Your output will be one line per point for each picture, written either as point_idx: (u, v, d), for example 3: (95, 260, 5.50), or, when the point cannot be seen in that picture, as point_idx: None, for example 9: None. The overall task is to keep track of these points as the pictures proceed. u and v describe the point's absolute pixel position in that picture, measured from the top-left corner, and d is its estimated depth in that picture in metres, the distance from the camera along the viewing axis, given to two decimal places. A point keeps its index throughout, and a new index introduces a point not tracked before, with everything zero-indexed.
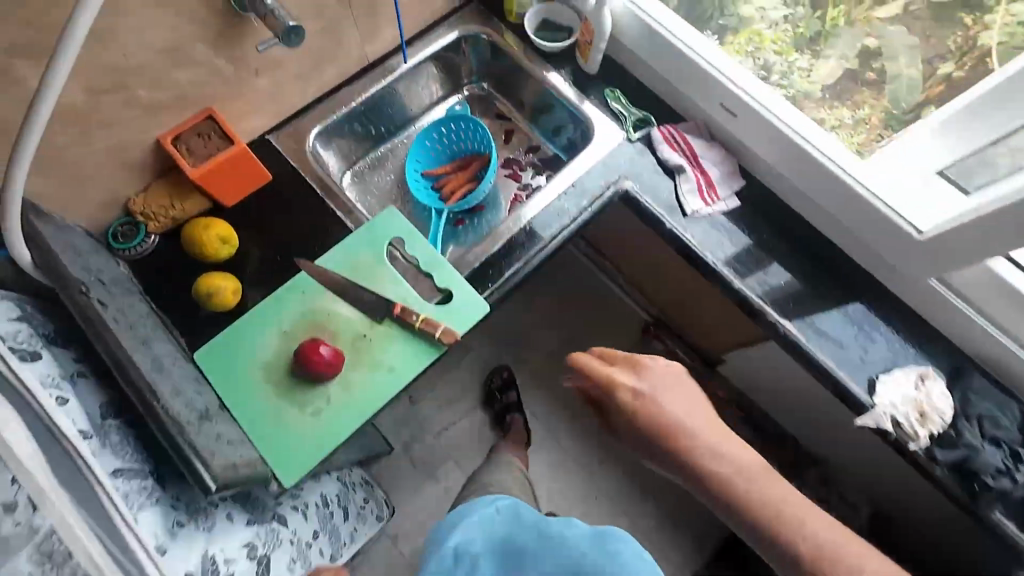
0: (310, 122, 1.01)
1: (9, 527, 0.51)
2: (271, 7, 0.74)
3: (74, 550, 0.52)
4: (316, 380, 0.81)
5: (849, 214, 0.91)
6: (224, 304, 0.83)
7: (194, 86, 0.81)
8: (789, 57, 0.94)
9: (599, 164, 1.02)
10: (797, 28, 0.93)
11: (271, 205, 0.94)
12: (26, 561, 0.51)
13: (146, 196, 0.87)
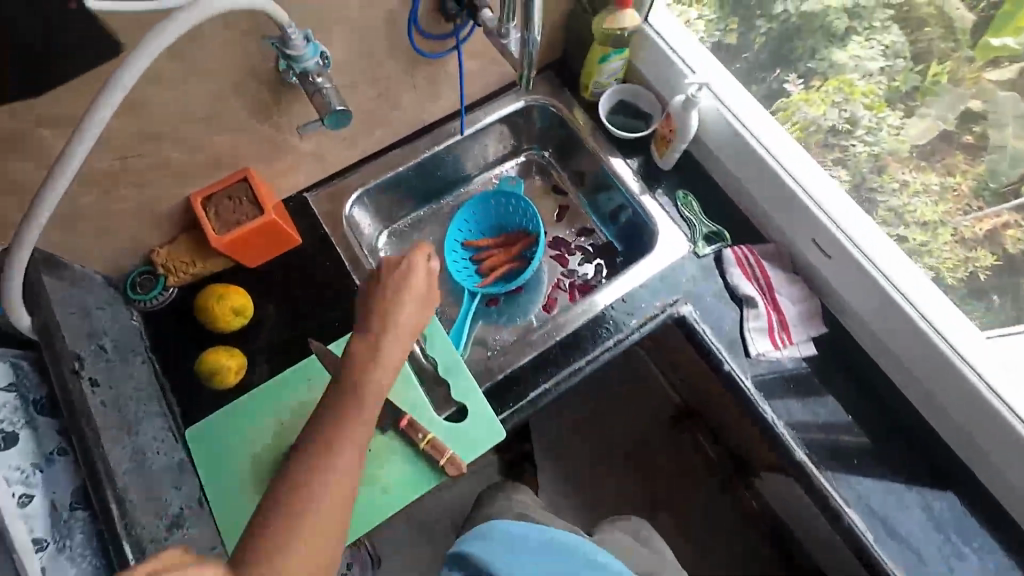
0: (351, 185, 0.94)
1: None
2: (321, 87, 0.66)
3: None
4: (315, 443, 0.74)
5: (952, 399, 0.76)
6: (225, 382, 0.78)
7: (233, 149, 0.76)
8: (877, 114, 0.78)
9: (656, 277, 0.90)
10: (892, 79, 0.75)
11: (296, 272, 0.88)
12: None
13: (169, 249, 0.82)
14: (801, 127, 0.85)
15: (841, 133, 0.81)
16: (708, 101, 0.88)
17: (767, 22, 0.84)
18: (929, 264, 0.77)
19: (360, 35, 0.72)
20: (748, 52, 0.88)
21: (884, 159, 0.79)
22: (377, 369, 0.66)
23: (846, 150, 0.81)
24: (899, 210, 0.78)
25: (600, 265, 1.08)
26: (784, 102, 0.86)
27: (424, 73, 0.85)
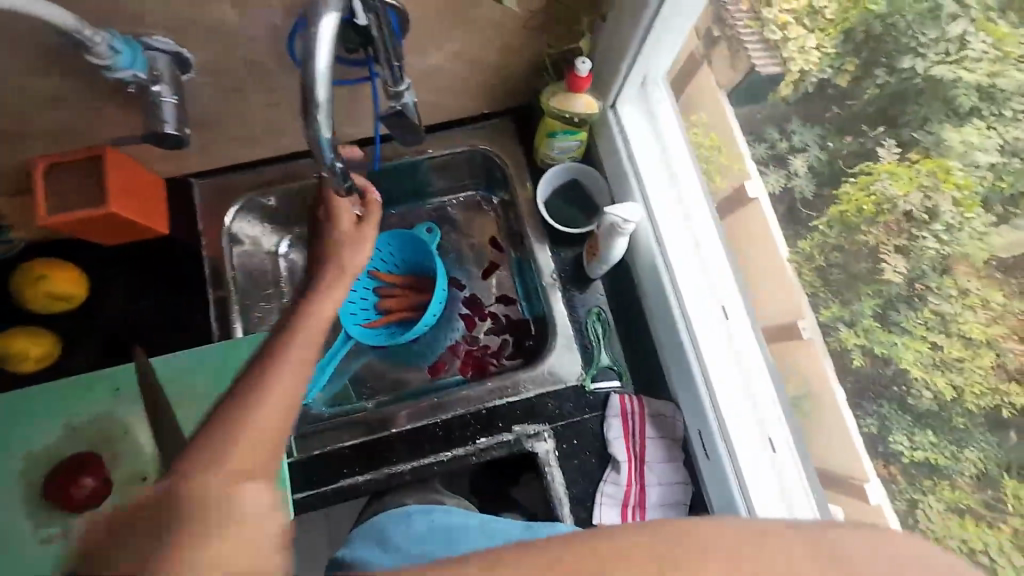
0: (243, 184, 0.84)
1: None
2: (159, 98, 0.58)
3: None
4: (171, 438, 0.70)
5: None
6: (29, 366, 0.73)
7: (87, 124, 0.67)
8: (963, 214, 0.64)
9: (526, 400, 0.78)
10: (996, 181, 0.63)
11: (149, 264, 0.80)
12: None
13: (17, 202, 0.75)
14: (873, 200, 0.68)
15: (914, 222, 0.66)
16: (643, 232, 0.78)
17: (887, 74, 0.67)
18: (953, 381, 0.63)
19: (238, 44, 0.60)
20: (852, 100, 0.69)
21: (952, 263, 0.64)
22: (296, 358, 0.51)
23: (914, 241, 0.65)
24: (946, 316, 0.64)
25: (507, 341, 0.95)
26: (868, 165, 0.68)
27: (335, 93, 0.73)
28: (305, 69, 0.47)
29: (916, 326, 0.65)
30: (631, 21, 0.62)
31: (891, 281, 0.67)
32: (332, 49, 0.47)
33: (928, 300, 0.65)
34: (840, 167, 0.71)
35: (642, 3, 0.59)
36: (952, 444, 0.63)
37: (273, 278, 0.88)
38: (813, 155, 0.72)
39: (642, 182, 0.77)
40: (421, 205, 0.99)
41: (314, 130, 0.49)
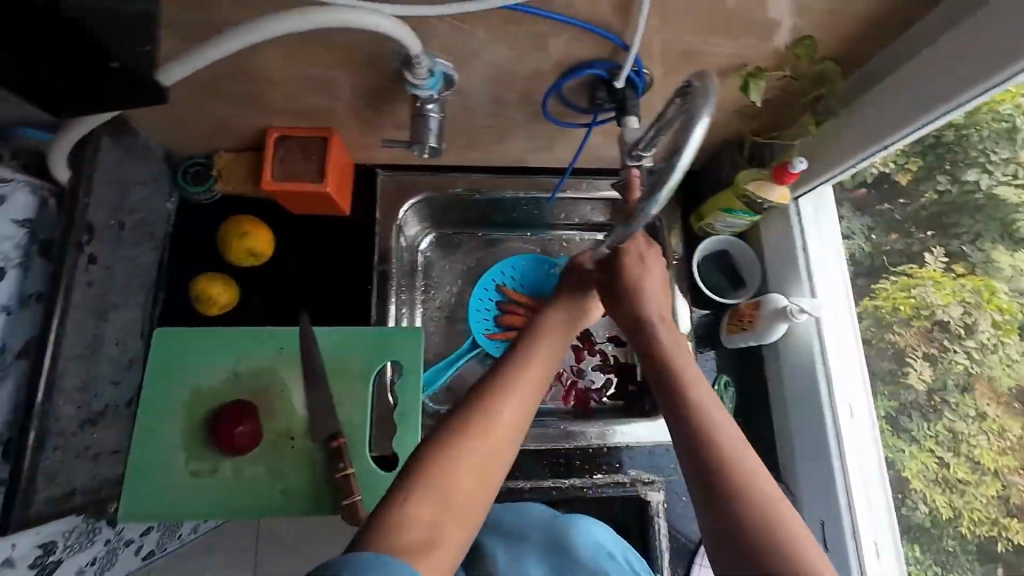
0: (421, 184, 0.90)
1: None
2: (428, 114, 0.62)
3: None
4: (322, 415, 0.75)
5: None
6: (212, 309, 0.79)
7: (328, 111, 0.73)
8: (1000, 336, 0.68)
9: (646, 448, 0.84)
10: None
11: (325, 238, 0.86)
12: None
13: (231, 158, 0.82)
14: (912, 302, 0.75)
15: (950, 334, 0.71)
16: (805, 327, 0.78)
17: (950, 183, 0.70)
18: (952, 501, 0.69)
19: (497, 79, 0.66)
20: (908, 199, 0.74)
21: (974, 383, 0.69)
22: (522, 387, 0.57)
23: (945, 353, 0.71)
24: (958, 435, 0.70)
25: (611, 380, 1.00)
26: (913, 268, 0.75)
27: (545, 129, 0.78)
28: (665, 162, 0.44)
29: (926, 437, 0.72)
30: (863, 138, 0.65)
31: (913, 387, 0.74)
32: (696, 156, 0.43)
33: (943, 415, 0.71)
34: (883, 263, 0.78)
35: (893, 127, 0.62)
36: (935, 562, 0.72)
37: (410, 271, 0.97)
38: (857, 244, 0.81)
39: (813, 278, 0.79)
40: (543, 234, 1.03)
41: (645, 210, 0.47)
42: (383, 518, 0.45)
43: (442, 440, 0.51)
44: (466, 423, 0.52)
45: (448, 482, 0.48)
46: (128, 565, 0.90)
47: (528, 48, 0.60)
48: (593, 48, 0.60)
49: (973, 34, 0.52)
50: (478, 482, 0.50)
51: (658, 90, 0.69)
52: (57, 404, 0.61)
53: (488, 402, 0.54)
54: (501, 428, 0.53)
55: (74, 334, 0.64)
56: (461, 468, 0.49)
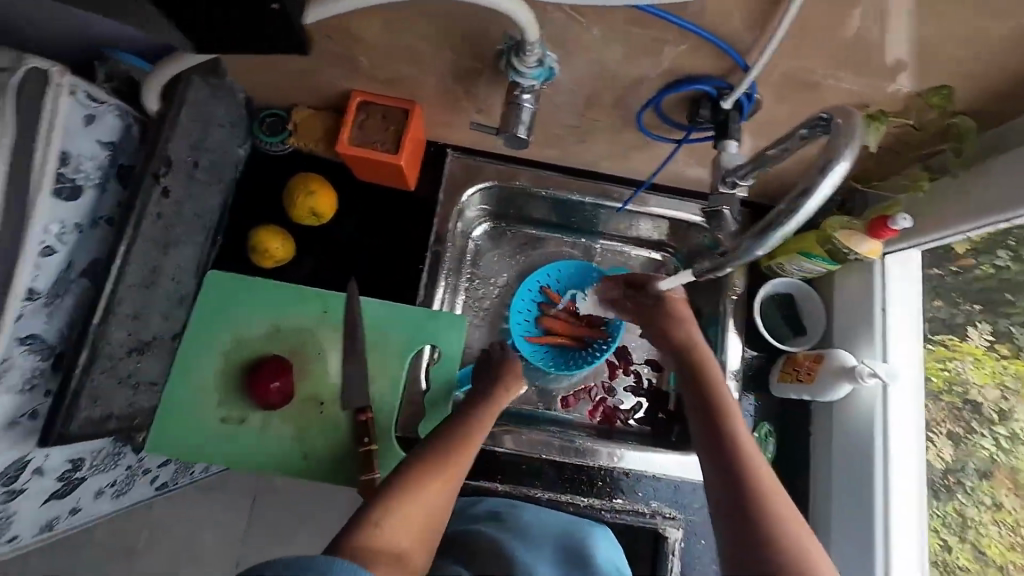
0: (490, 171, 0.89)
1: (35, 328, 0.61)
2: (522, 104, 0.60)
3: (37, 381, 0.62)
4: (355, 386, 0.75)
5: None
6: (265, 260, 0.79)
7: (416, 83, 0.72)
8: None
9: (673, 481, 0.81)
10: None
11: (386, 210, 0.85)
12: (20, 362, 0.60)
13: (309, 114, 0.82)
14: (947, 375, 0.72)
15: (983, 419, 0.70)
16: (870, 391, 0.73)
17: (1010, 260, 0.66)
18: None
19: (597, 78, 0.63)
20: (961, 268, 0.71)
21: (994, 470, 0.69)
22: (463, 445, 0.66)
23: (970, 434, 0.70)
24: (967, 520, 0.70)
25: (641, 405, 0.95)
26: (952, 340, 0.72)
27: (632, 137, 0.75)
28: (792, 198, 0.44)
29: (934, 516, 0.71)
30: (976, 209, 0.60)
31: (931, 463, 0.72)
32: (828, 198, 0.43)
33: (955, 496, 0.70)
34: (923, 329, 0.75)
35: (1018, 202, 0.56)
36: None
37: (460, 255, 0.96)
38: None
39: (888, 339, 0.73)
40: (597, 241, 1.01)
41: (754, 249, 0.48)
42: (358, 539, 0.55)
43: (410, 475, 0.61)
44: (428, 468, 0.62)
45: (405, 516, 0.58)
46: (142, 492, 0.91)
47: (640, 51, 0.57)
48: (709, 62, 0.57)
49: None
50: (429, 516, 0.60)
51: (764, 117, 0.65)
52: (115, 323, 0.63)
53: (435, 458, 0.64)
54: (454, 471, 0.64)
55: (139, 261, 0.65)
56: (415, 505, 0.59)
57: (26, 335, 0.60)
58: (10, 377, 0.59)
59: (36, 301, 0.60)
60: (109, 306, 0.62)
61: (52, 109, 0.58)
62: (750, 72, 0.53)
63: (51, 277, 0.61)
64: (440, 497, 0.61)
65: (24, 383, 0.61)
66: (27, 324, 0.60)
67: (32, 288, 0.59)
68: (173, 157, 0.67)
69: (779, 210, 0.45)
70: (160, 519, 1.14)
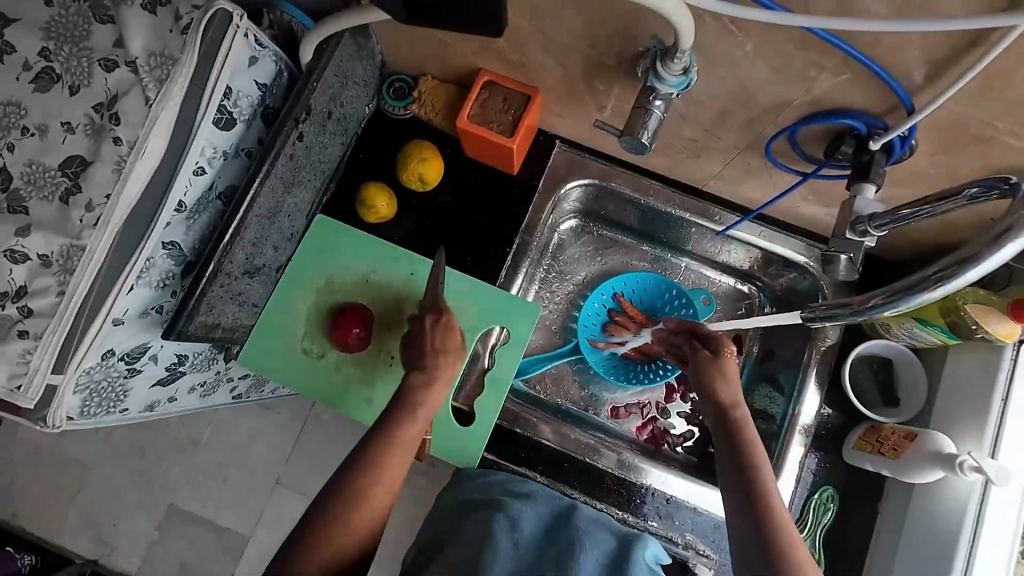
0: (592, 169, 0.88)
1: (177, 236, 0.69)
2: (652, 110, 0.58)
3: (169, 282, 0.71)
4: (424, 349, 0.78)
5: None
6: (369, 215, 0.85)
7: (545, 70, 0.73)
8: None
9: (713, 518, 0.78)
10: None
11: (486, 189, 0.88)
12: (161, 261, 0.69)
13: (436, 84, 0.85)
14: None
15: None
16: (966, 486, 0.65)
17: None
18: None
19: (735, 95, 0.60)
20: None
21: None
22: (395, 457, 0.64)
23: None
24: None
25: (692, 434, 0.92)
26: None
27: (753, 161, 0.71)
28: (943, 264, 0.41)
29: None
30: None
31: None
32: (991, 272, 0.39)
33: None
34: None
35: None
36: None
37: (545, 246, 0.97)
38: None
39: (1004, 434, 0.64)
40: (685, 260, 0.98)
41: (881, 310, 0.45)
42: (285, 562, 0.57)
43: (329, 504, 0.60)
44: (352, 494, 0.61)
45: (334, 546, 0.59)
46: (222, 397, 1.02)
47: (792, 75, 0.54)
48: (868, 98, 0.53)
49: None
50: (361, 536, 0.60)
51: (912, 166, 0.59)
52: (238, 245, 0.70)
53: (364, 476, 0.62)
54: (379, 494, 0.62)
55: (266, 194, 0.71)
56: (344, 529, 0.59)
57: (169, 242, 0.69)
58: (152, 273, 0.68)
59: (184, 213, 0.69)
60: (238, 228, 0.69)
61: (227, 48, 0.65)
62: (916, 115, 0.49)
63: (198, 193, 0.69)
64: (368, 521, 0.61)
65: (161, 280, 0.70)
66: (173, 231, 0.68)
67: (182, 200, 0.67)
68: (313, 105, 0.73)
69: (927, 275, 0.41)
70: (227, 422, 1.27)
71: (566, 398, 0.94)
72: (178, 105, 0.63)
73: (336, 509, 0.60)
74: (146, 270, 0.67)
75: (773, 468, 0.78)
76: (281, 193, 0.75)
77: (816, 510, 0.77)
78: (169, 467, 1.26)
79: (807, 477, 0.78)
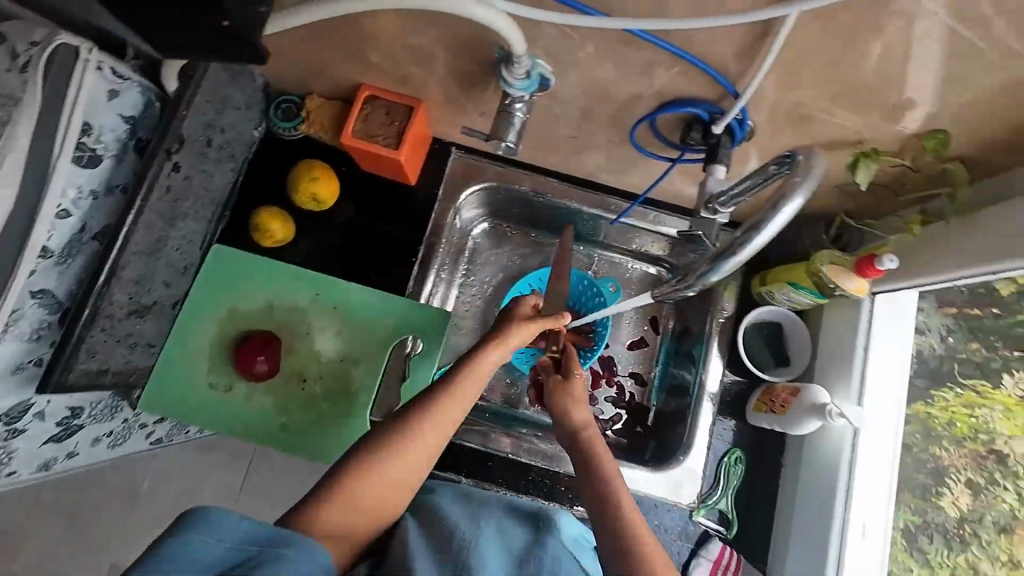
0: (490, 173, 0.90)
1: (45, 285, 0.66)
2: (513, 111, 0.61)
3: (42, 332, 0.67)
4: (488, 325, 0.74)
5: None
6: (266, 239, 0.84)
7: (421, 82, 0.74)
8: None
9: (635, 495, 0.81)
10: None
11: (387, 201, 0.89)
12: (30, 313, 0.65)
13: (323, 102, 0.85)
14: (972, 422, 0.72)
15: (1004, 469, 0.70)
16: (840, 432, 0.72)
17: None
18: None
19: (593, 92, 0.63)
20: (1004, 311, 0.67)
21: (1014, 527, 0.69)
22: (441, 419, 0.61)
23: (991, 485, 0.71)
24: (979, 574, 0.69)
25: (620, 417, 0.92)
26: (983, 386, 0.71)
27: (629, 152, 0.75)
28: (747, 230, 0.50)
29: (941, 565, 0.70)
30: (943, 262, 0.60)
31: (944, 510, 0.71)
32: (781, 230, 0.49)
33: (969, 548, 0.70)
34: (952, 371, 0.72)
35: (978, 263, 0.56)
36: None
37: (457, 250, 0.96)
38: (929, 343, 0.73)
39: (866, 383, 0.71)
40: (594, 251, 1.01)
41: (708, 274, 0.56)
42: (300, 517, 0.53)
43: (365, 453, 0.58)
44: (396, 445, 0.58)
45: (349, 507, 0.55)
46: (137, 444, 0.98)
47: (632, 71, 0.58)
48: (701, 87, 0.57)
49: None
50: (392, 489, 0.57)
51: (757, 146, 0.64)
52: (116, 288, 0.67)
53: (400, 433, 0.59)
54: (422, 449, 0.59)
55: (143, 231, 0.69)
56: (369, 489, 0.56)
57: (37, 291, 0.65)
58: (19, 327, 0.64)
59: (51, 259, 0.65)
60: (113, 271, 0.66)
61: (79, 83, 0.62)
62: (739, 98, 0.53)
63: (63, 238, 0.66)
64: (401, 479, 0.58)
65: (33, 333, 0.67)
66: (40, 279, 0.65)
67: (46, 246, 0.64)
68: (186, 134, 0.71)
69: (734, 241, 0.52)
70: (159, 468, 1.20)
71: (499, 399, 0.93)
72: (26, 149, 0.59)
73: (375, 461, 0.57)
74: (12, 325, 0.63)
75: (686, 436, 0.82)
76: (162, 228, 0.73)
77: (727, 471, 0.81)
78: (99, 524, 1.19)
79: (718, 442, 0.83)
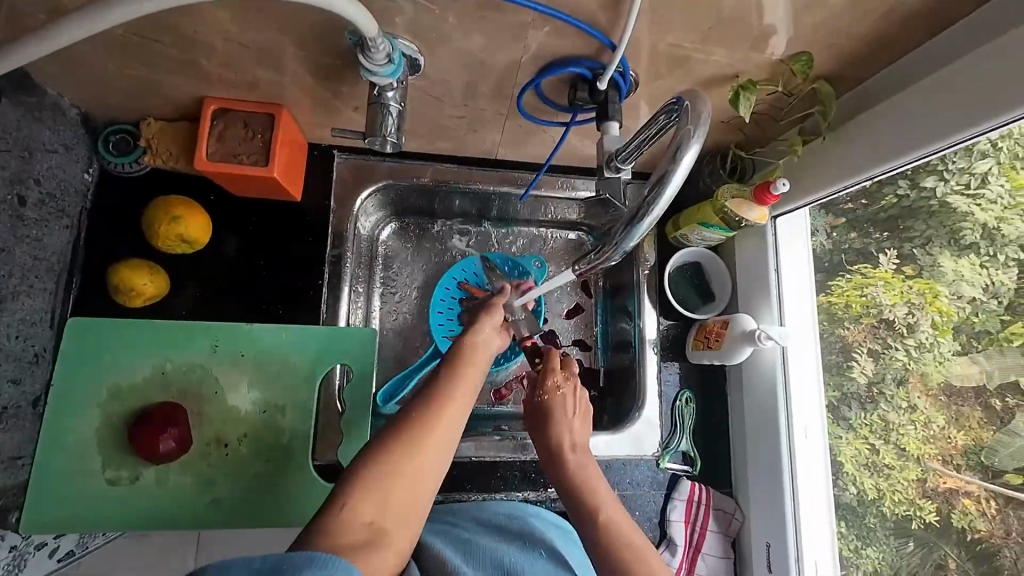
0: (383, 170, 0.83)
1: None
2: (386, 103, 0.56)
3: None
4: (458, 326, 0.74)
5: None
6: (135, 298, 0.72)
7: (277, 85, 0.64)
8: (936, 336, 0.65)
9: (603, 459, 0.81)
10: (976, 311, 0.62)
11: (275, 225, 0.79)
12: None
13: (164, 126, 0.72)
14: (861, 300, 0.72)
15: (894, 331, 0.69)
16: (770, 352, 0.78)
17: (909, 188, 0.64)
18: (878, 485, 0.70)
19: (467, 67, 0.59)
20: (870, 200, 0.68)
21: (908, 377, 0.68)
22: (447, 413, 0.54)
23: (886, 349, 0.70)
24: (889, 424, 0.70)
25: None
26: (866, 268, 0.72)
27: (523, 123, 0.72)
28: (655, 186, 0.51)
29: (862, 425, 0.72)
30: (850, 166, 0.64)
31: (855, 378, 0.73)
32: (684, 179, 0.50)
33: (879, 406, 0.71)
34: (840, 261, 0.75)
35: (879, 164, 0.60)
36: (857, 538, 0.73)
37: (368, 259, 0.88)
38: (818, 240, 0.77)
39: (783, 303, 0.78)
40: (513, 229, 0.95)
41: (625, 239, 0.56)
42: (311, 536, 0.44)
43: (367, 461, 0.49)
44: (403, 444, 0.50)
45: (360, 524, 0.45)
46: None
47: (505, 39, 0.54)
48: (577, 45, 0.54)
49: (950, 83, 0.52)
50: (408, 498, 0.48)
51: (643, 96, 0.64)
52: None
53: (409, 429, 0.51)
54: (433, 445, 0.51)
55: None
56: (386, 501, 0.47)
57: None
58: None
59: None
60: None
61: None
62: (616, 51, 0.51)
63: None
64: (417, 486, 0.49)
65: None
66: None
67: None
68: None
69: (646, 200, 0.52)
70: None
71: None
72: None
73: (383, 468, 0.49)
74: None
75: (638, 390, 0.84)
76: None
77: (684, 413, 0.85)
78: None
79: (669, 388, 0.86)
